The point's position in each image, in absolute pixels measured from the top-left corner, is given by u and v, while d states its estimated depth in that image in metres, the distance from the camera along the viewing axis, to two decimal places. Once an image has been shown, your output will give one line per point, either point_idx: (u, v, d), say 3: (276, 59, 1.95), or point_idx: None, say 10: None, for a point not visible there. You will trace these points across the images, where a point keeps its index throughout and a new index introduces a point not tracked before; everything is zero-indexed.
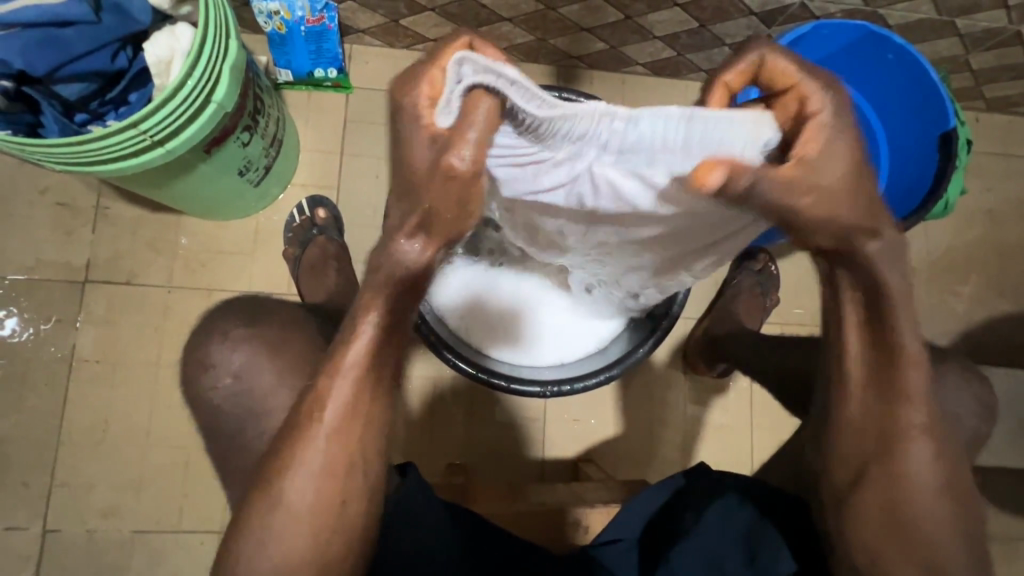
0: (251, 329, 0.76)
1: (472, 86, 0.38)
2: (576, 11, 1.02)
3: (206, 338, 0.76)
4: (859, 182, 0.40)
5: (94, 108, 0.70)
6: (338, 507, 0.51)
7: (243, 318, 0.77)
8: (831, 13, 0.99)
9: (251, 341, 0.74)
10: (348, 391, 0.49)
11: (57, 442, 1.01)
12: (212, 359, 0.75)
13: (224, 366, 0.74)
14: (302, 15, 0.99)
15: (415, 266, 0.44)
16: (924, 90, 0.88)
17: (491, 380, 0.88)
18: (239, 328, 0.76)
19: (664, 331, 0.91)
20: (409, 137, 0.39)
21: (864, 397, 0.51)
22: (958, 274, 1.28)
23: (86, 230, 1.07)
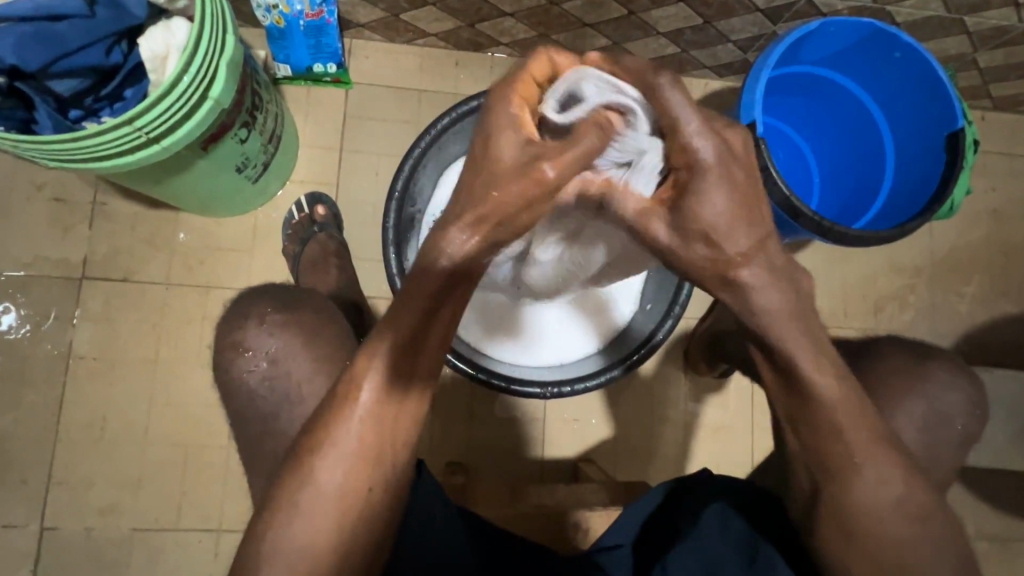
0: (289, 316, 0.75)
1: (599, 102, 0.48)
2: (579, 7, 1.01)
3: (240, 320, 0.75)
4: (733, 226, 0.49)
5: (89, 104, 0.69)
6: (365, 493, 0.56)
7: (278, 304, 0.76)
8: (837, 10, 0.97)
9: (289, 330, 0.74)
10: (373, 390, 0.54)
11: (55, 439, 1.01)
12: (248, 341, 0.74)
13: (260, 349, 0.73)
14: (301, 9, 0.98)
15: (459, 257, 0.48)
16: (932, 90, 0.87)
17: (490, 381, 0.87)
18: (274, 312, 0.75)
19: (664, 333, 0.90)
20: (498, 140, 0.45)
21: (851, 399, 0.54)
22: (963, 275, 1.27)
23: (83, 226, 1.06)
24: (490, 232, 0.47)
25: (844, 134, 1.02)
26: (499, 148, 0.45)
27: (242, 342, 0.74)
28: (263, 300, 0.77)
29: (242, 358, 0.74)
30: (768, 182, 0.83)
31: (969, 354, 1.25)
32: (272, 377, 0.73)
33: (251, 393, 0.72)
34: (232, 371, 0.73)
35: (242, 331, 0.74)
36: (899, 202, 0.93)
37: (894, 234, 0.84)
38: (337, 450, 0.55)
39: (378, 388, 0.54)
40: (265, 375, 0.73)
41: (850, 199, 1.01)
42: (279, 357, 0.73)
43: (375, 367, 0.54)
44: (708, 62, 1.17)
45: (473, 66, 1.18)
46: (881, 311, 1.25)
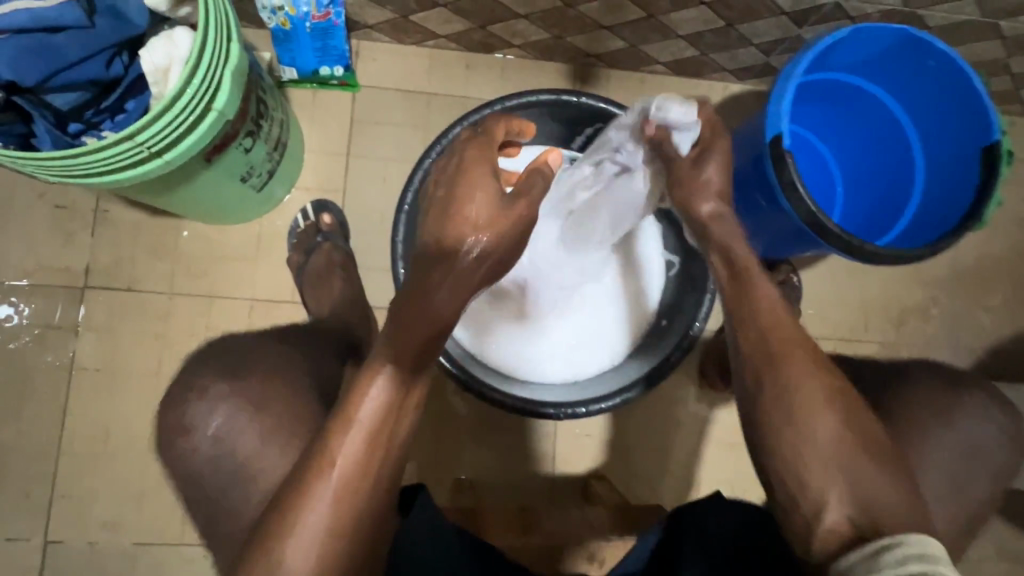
0: (232, 385, 0.72)
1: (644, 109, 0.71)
2: (596, 9, 0.97)
3: (185, 393, 0.72)
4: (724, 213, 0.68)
5: (90, 118, 0.66)
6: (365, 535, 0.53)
7: (223, 373, 0.73)
8: (868, 13, 0.93)
9: (229, 401, 0.70)
10: (360, 441, 0.51)
11: (57, 451, 0.99)
12: (192, 420, 0.70)
13: (203, 425, 0.70)
14: (307, 11, 0.95)
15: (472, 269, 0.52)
16: (966, 102, 0.82)
17: (501, 401, 0.84)
18: (218, 383, 0.72)
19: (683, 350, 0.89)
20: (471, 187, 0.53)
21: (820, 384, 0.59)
22: (987, 287, 1.23)
23: (85, 234, 1.03)
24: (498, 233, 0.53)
25: (869, 145, 0.98)
26: (468, 203, 0.53)
27: (183, 420, 0.71)
28: (207, 369, 0.74)
29: (186, 439, 0.70)
30: (794, 197, 0.79)
31: (993, 370, 1.22)
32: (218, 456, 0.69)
33: (206, 467, 0.69)
34: (179, 450, 0.70)
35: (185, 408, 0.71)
36: (929, 218, 0.89)
37: (925, 253, 0.80)
38: (319, 501, 0.50)
39: (365, 432, 0.51)
40: (213, 450, 0.69)
41: (874, 213, 0.98)
42: (223, 434, 0.70)
43: (368, 406, 0.51)
44: (727, 65, 1.13)
45: (484, 68, 1.14)
46: (902, 324, 1.22)
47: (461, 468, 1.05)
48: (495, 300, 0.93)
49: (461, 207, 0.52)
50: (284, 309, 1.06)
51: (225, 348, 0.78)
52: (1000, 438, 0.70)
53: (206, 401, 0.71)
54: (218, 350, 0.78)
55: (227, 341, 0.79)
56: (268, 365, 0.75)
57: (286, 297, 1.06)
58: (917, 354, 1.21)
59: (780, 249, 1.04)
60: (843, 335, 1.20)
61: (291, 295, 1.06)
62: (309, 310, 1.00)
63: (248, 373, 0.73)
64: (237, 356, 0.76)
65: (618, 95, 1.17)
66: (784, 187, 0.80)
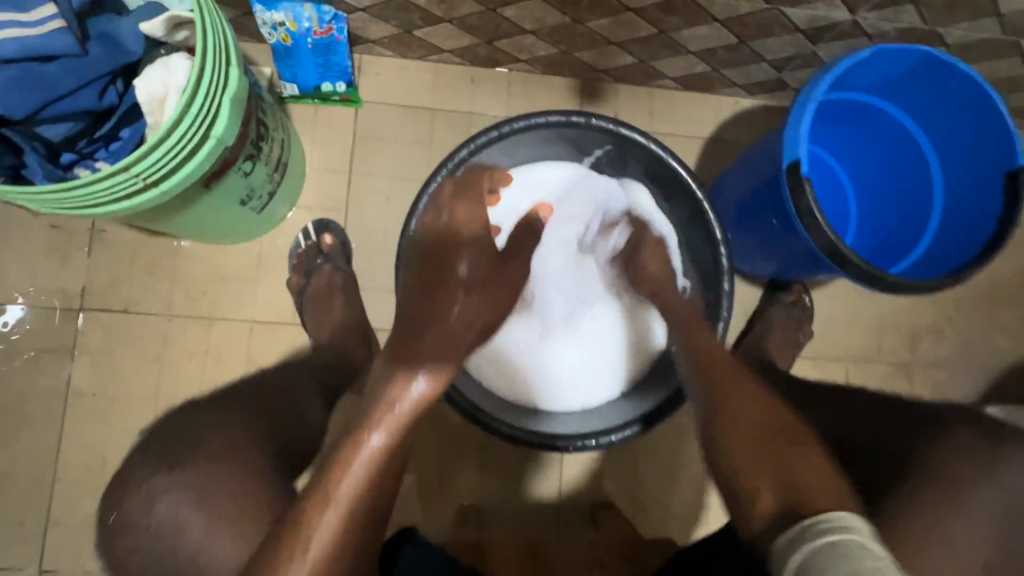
0: (171, 476, 0.64)
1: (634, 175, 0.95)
2: (605, 25, 0.94)
3: (126, 485, 0.66)
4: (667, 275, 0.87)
5: (82, 147, 0.63)
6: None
7: (163, 465, 0.65)
8: (886, 32, 0.90)
9: (173, 492, 0.63)
10: (336, 523, 0.52)
11: (52, 478, 0.97)
12: (129, 515, 0.64)
13: (144, 518, 0.64)
14: (309, 27, 0.92)
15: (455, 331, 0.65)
16: (989, 126, 0.80)
17: (508, 433, 0.82)
18: (159, 474, 0.65)
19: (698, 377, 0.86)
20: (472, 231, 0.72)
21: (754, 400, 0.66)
22: (1003, 306, 1.21)
23: (81, 254, 1.01)
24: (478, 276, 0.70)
25: (886, 165, 0.95)
26: (456, 266, 0.69)
27: (121, 516, 0.65)
28: (147, 463, 0.67)
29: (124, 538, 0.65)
30: (812, 226, 0.77)
31: (1009, 391, 1.19)
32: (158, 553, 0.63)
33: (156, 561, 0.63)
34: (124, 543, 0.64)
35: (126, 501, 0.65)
36: (947, 245, 0.86)
37: (947, 282, 0.78)
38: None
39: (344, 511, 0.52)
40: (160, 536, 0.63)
41: (889, 237, 0.95)
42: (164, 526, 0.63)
43: (348, 484, 0.53)
44: (739, 80, 1.10)
45: (490, 84, 1.12)
46: (916, 345, 1.19)
47: (463, 494, 1.03)
48: (518, 319, 0.94)
49: (453, 268, 0.69)
50: (285, 331, 1.03)
51: (178, 423, 0.71)
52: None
53: (143, 497, 0.64)
54: (159, 437, 0.70)
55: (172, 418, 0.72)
56: (215, 440, 0.68)
57: (287, 319, 1.03)
58: (931, 375, 1.19)
59: (791, 271, 1.01)
60: (855, 356, 1.18)
61: (292, 316, 1.03)
62: (310, 334, 0.97)
63: (191, 460, 0.65)
64: (181, 436, 0.68)
65: (627, 110, 1.15)
66: (801, 216, 0.77)
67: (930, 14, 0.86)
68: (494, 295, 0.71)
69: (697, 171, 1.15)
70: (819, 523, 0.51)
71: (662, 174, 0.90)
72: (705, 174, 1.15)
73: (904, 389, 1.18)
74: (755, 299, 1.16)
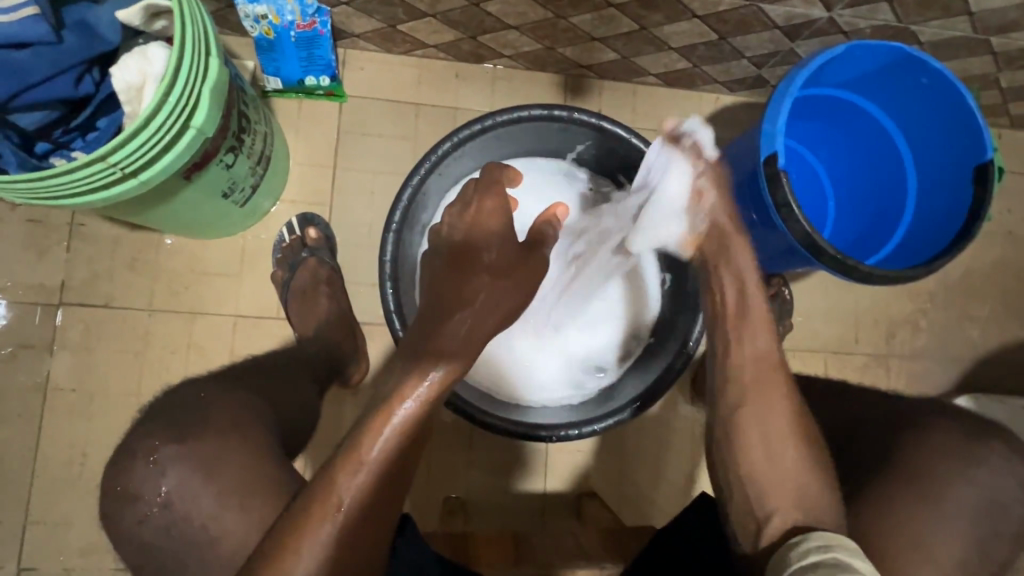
0: (184, 446, 0.61)
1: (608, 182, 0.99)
2: (588, 21, 0.95)
3: (129, 457, 0.62)
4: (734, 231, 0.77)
5: (59, 137, 0.63)
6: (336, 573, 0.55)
7: (170, 435, 0.62)
8: (860, 29, 0.92)
9: (182, 462, 0.61)
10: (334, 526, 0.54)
11: (31, 476, 0.96)
12: (138, 487, 0.62)
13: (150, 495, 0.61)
14: (292, 20, 0.92)
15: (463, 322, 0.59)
16: (959, 121, 0.82)
17: (493, 423, 0.83)
18: (167, 443, 0.61)
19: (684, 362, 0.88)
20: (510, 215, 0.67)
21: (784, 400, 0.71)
22: (975, 296, 1.24)
23: (60, 248, 1.00)
24: (503, 253, 0.64)
25: (863, 159, 0.98)
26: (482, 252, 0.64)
27: (127, 487, 0.61)
28: (154, 429, 0.63)
29: (136, 508, 0.61)
30: (789, 218, 0.79)
31: (982, 380, 1.22)
32: (169, 525, 0.61)
33: (148, 547, 0.61)
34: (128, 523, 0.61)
35: (130, 474, 0.61)
36: (918, 238, 0.89)
37: (920, 273, 0.80)
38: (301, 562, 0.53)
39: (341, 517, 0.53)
40: (159, 523, 0.61)
41: (864, 231, 0.98)
42: (175, 499, 0.61)
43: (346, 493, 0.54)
44: (720, 77, 1.12)
45: (475, 80, 1.12)
46: (892, 337, 1.22)
47: (452, 485, 1.03)
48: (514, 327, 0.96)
49: (478, 254, 0.63)
50: (269, 326, 1.03)
51: (168, 409, 0.65)
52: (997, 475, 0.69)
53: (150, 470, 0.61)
54: (157, 410, 0.66)
55: (173, 394, 0.67)
56: (206, 418, 0.63)
57: (271, 313, 1.03)
58: (907, 366, 1.22)
59: (769, 265, 1.04)
60: (833, 348, 1.20)
61: (277, 311, 1.03)
62: (295, 328, 0.97)
63: (195, 432, 0.62)
64: (179, 412, 0.64)
65: (610, 106, 1.16)
66: (779, 208, 0.79)
67: (903, 11, 0.88)
68: (523, 282, 0.63)
69: None
70: (811, 546, 0.58)
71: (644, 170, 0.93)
72: None
73: (882, 380, 1.20)
74: None
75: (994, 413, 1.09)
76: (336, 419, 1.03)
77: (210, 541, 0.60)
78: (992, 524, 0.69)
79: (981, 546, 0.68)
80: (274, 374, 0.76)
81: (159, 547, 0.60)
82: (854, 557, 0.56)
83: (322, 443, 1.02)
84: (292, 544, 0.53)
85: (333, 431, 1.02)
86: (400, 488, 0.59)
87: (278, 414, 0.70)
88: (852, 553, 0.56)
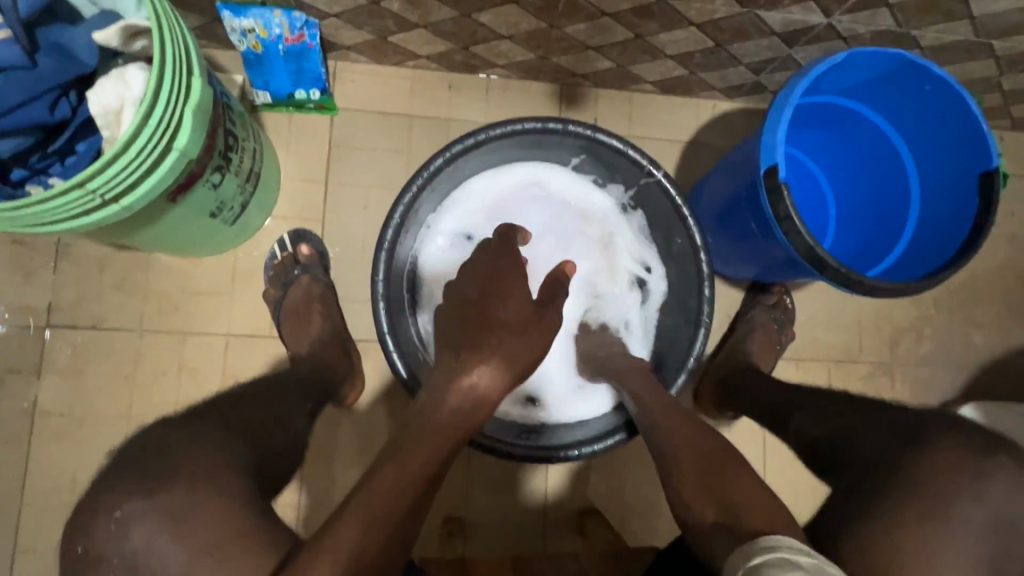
0: (154, 499, 0.54)
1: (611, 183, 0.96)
2: (582, 30, 0.93)
3: (90, 512, 0.54)
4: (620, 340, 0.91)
5: (35, 163, 0.61)
6: None
7: None
8: (860, 34, 0.90)
9: (154, 518, 0.53)
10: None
11: (20, 503, 0.94)
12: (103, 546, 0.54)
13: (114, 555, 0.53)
14: (279, 34, 0.90)
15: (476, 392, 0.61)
16: (963, 127, 0.80)
17: (495, 447, 0.81)
18: (133, 497, 0.54)
19: (688, 376, 0.87)
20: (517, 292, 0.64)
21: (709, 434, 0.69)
22: (980, 303, 1.22)
23: (47, 269, 0.98)
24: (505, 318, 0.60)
25: (865, 166, 0.96)
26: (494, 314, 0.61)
27: (86, 546, 0.53)
28: (123, 480, 0.55)
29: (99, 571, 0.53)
30: (790, 231, 0.77)
31: (989, 387, 1.20)
32: None
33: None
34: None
35: (90, 534, 0.53)
36: (922, 248, 0.87)
37: (925, 285, 0.78)
38: None
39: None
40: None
41: (867, 240, 0.96)
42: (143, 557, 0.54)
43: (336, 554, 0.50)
44: (718, 84, 1.10)
45: (468, 90, 1.10)
46: (897, 344, 1.20)
47: (449, 502, 1.01)
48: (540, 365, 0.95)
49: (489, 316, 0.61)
50: (261, 344, 1.01)
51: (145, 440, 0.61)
52: None
53: (115, 528, 0.53)
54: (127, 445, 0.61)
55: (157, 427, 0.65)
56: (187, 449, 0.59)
57: (263, 332, 1.01)
58: (912, 374, 1.20)
59: (771, 275, 1.02)
60: (837, 357, 1.18)
61: (268, 329, 1.01)
62: (287, 348, 0.95)
63: (163, 485, 0.55)
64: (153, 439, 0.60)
65: (606, 115, 1.14)
66: (779, 221, 0.77)
67: (903, 17, 0.86)
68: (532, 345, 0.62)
69: (677, 175, 1.15)
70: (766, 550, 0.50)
71: (640, 182, 0.91)
72: (684, 178, 1.15)
73: (887, 388, 1.18)
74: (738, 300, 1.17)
75: (1005, 422, 1.07)
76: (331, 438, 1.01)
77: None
78: None
79: None
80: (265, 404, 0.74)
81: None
82: (795, 553, 0.47)
83: (316, 462, 1.02)
84: None
85: (330, 450, 1.02)
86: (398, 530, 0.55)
87: (268, 445, 0.68)
88: (793, 551, 0.48)
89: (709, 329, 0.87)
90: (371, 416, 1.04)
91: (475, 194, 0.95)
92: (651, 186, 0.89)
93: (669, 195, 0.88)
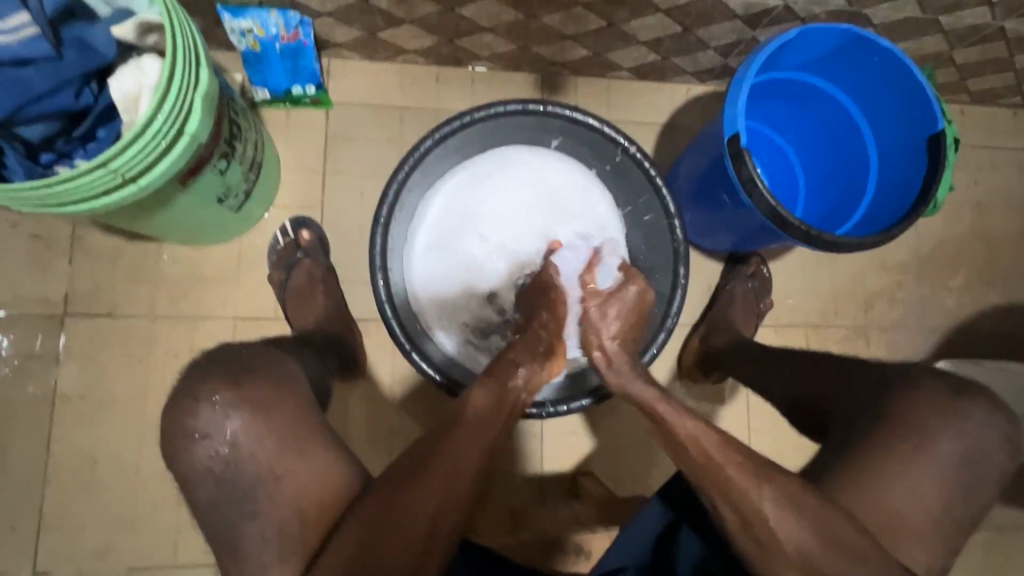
0: (244, 392, 0.68)
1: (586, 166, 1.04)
2: (558, 20, 1.00)
3: (190, 406, 0.68)
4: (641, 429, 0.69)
5: (61, 147, 0.69)
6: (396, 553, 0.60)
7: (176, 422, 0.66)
8: (816, 14, 0.97)
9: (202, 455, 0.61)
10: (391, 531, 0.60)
11: (43, 481, 0.99)
12: None
13: (218, 435, 0.67)
14: (276, 33, 0.96)
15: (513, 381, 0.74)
16: (909, 91, 0.87)
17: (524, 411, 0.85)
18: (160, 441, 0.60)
19: (669, 331, 0.90)
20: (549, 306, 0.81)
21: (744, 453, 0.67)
22: (950, 266, 1.28)
23: (62, 261, 1.04)
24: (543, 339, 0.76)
25: (826, 135, 1.03)
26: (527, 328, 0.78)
27: (185, 435, 0.66)
28: (204, 382, 0.70)
29: None
30: (755, 194, 0.83)
31: (961, 346, 1.27)
32: None
33: (220, 478, 0.66)
34: (197, 461, 0.66)
35: (194, 415, 0.67)
36: (880, 208, 0.93)
37: (879, 240, 0.84)
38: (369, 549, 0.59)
39: (401, 519, 0.61)
40: (225, 462, 0.66)
41: (834, 205, 1.03)
42: None
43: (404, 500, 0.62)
44: (689, 68, 1.17)
45: (455, 82, 1.17)
46: (871, 308, 1.26)
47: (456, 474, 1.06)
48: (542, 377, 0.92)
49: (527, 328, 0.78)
50: (267, 325, 1.07)
51: (227, 357, 0.73)
52: (974, 428, 0.73)
53: None
54: (210, 362, 0.73)
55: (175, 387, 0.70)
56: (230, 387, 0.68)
57: (268, 314, 1.07)
58: (887, 337, 1.26)
59: (747, 244, 1.07)
60: (814, 322, 1.24)
61: (274, 311, 1.07)
62: (292, 325, 1.00)
63: (246, 382, 0.69)
64: (237, 360, 0.72)
65: (585, 102, 1.21)
66: (744, 184, 0.83)
67: None
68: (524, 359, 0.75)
69: (655, 156, 1.22)
70: None
71: (615, 158, 0.97)
72: (662, 158, 1.21)
73: (863, 351, 1.25)
74: (717, 272, 1.23)
75: (970, 373, 1.14)
76: (341, 412, 1.08)
77: (275, 478, 0.66)
78: (972, 472, 0.72)
79: (963, 497, 0.71)
80: (293, 357, 0.81)
81: (232, 481, 0.66)
82: None
83: None
84: (361, 532, 0.61)
85: (337, 425, 1.08)
86: (443, 475, 0.64)
87: None
88: None
89: (686, 289, 0.92)
90: (374, 392, 1.10)
91: (450, 189, 1.03)
92: (626, 160, 0.95)
93: (643, 166, 0.93)
